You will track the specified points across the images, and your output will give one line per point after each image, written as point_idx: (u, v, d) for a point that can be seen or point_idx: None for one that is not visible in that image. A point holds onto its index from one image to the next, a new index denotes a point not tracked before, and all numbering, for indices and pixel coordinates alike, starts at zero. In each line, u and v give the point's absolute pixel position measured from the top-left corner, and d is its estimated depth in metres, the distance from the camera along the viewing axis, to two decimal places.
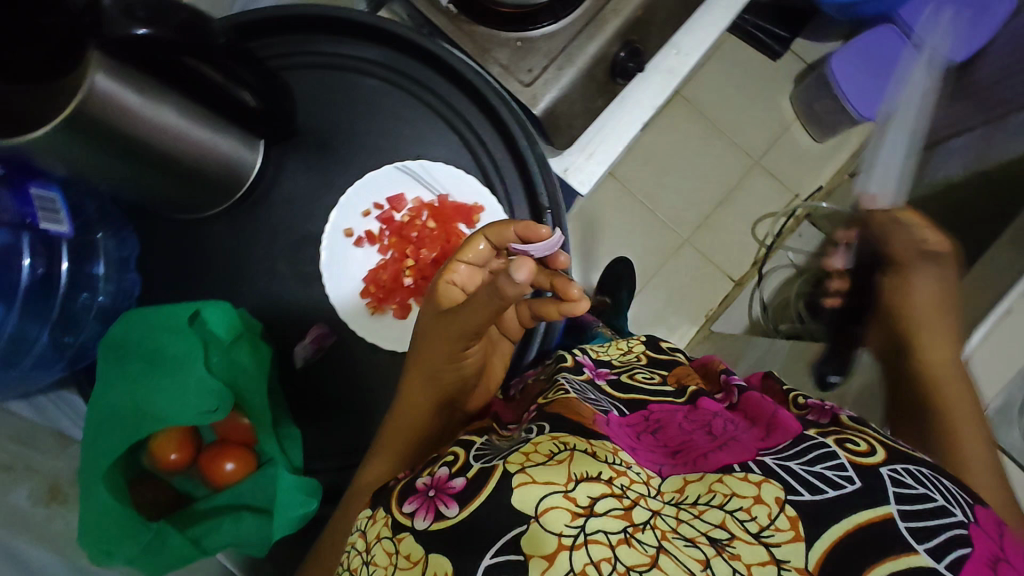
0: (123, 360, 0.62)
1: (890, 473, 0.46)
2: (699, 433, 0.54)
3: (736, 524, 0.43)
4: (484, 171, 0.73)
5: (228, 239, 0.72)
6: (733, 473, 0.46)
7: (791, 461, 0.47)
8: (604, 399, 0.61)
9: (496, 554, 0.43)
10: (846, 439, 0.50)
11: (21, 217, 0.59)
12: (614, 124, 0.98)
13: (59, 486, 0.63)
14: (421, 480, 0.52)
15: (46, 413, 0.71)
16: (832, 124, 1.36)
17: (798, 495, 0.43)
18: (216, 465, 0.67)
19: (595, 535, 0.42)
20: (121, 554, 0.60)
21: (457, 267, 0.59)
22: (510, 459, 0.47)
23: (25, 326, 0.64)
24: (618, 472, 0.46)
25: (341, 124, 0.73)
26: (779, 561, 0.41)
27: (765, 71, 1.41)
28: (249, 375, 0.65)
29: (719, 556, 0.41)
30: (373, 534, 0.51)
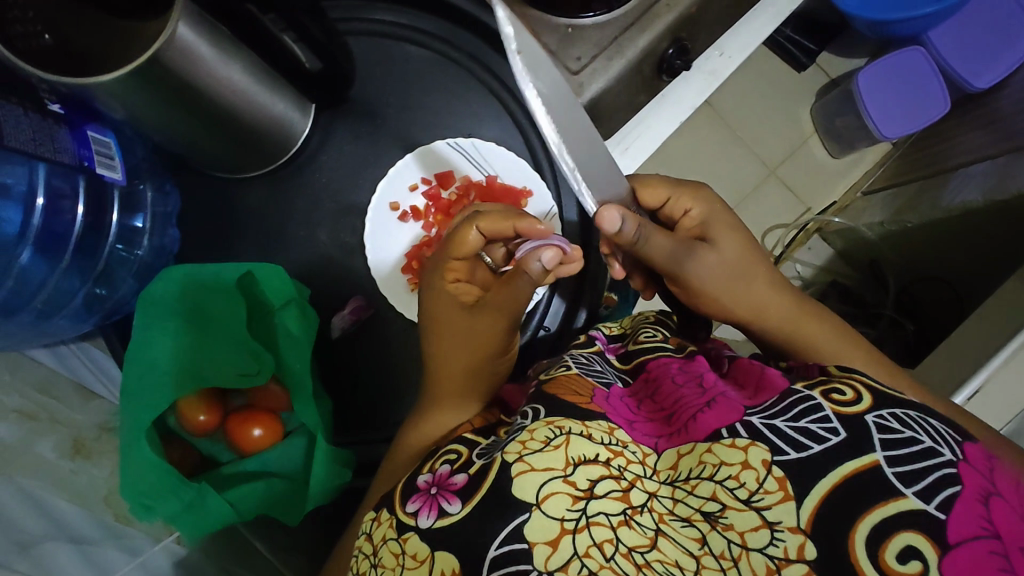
0: (163, 318, 0.64)
1: (875, 419, 0.44)
2: (689, 389, 0.54)
3: (728, 494, 0.44)
4: (535, 156, 0.72)
5: (266, 202, 0.70)
6: (721, 440, 0.46)
7: (775, 419, 0.46)
8: (609, 371, 0.62)
9: (502, 544, 0.45)
10: (832, 389, 0.47)
11: (81, 161, 0.56)
12: (653, 120, 0.98)
13: (81, 441, 0.62)
14: (422, 478, 0.52)
15: (69, 363, 0.70)
16: (850, 141, 1.37)
17: (783, 455, 0.44)
18: (244, 429, 0.68)
19: (596, 517, 0.44)
20: (160, 509, 0.60)
21: (452, 265, 0.60)
22: (507, 448, 0.49)
23: (69, 277, 0.63)
24: (615, 452, 0.48)
25: (391, 95, 0.72)
26: (771, 523, 0.42)
27: (789, 81, 1.41)
28: (293, 341, 0.67)
29: (714, 530, 0.43)
30: (379, 536, 0.51)
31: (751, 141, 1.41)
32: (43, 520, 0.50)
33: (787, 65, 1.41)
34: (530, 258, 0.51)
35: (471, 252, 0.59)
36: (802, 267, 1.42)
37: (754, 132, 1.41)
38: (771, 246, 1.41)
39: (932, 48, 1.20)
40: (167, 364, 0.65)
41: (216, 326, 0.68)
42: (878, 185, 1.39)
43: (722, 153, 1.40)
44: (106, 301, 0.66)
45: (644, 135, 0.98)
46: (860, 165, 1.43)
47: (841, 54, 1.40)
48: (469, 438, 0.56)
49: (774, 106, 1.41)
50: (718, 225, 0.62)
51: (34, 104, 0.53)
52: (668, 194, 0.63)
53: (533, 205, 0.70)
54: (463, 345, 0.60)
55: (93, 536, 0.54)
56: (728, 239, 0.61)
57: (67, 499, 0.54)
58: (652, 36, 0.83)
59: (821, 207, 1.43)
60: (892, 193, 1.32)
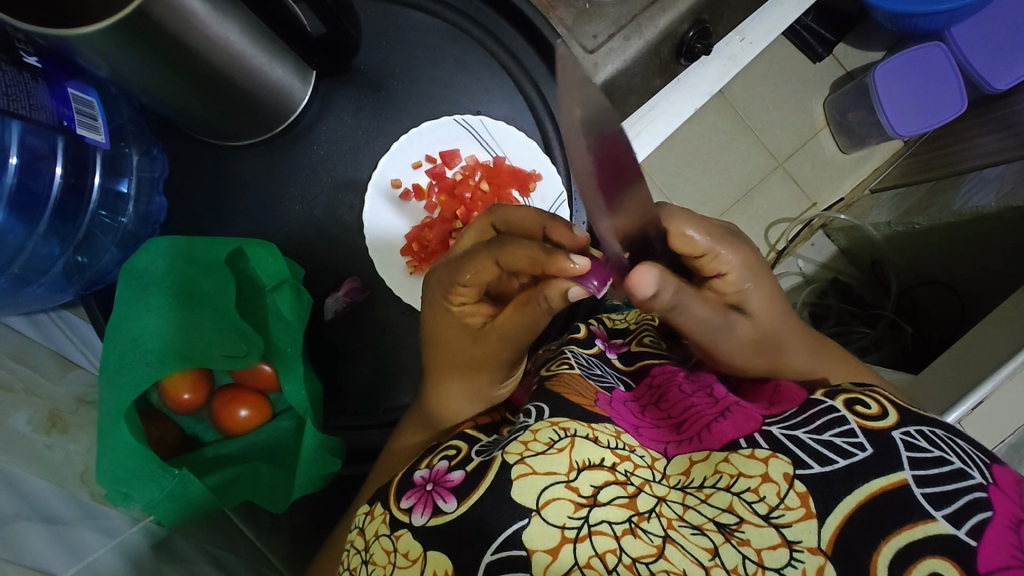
0: (146, 291, 0.62)
1: (902, 437, 0.43)
2: (699, 398, 0.52)
3: (744, 507, 0.41)
4: (545, 135, 0.69)
5: (259, 173, 0.67)
6: (738, 450, 0.44)
7: (797, 429, 0.44)
8: (610, 374, 0.59)
9: (499, 550, 0.42)
10: (856, 400, 0.46)
11: (60, 120, 0.52)
12: (666, 106, 0.94)
13: (58, 414, 0.59)
14: (419, 473, 0.50)
15: (48, 332, 0.67)
16: (862, 137, 1.33)
17: (806, 469, 0.42)
18: (229, 412, 0.66)
19: (598, 526, 0.41)
20: (138, 496, 0.58)
21: (459, 290, 0.52)
22: (508, 449, 0.46)
23: (47, 243, 0.59)
24: (621, 457, 0.46)
25: (395, 64, 0.68)
26: (791, 542, 0.39)
27: (804, 71, 1.37)
28: (285, 324, 0.65)
29: (727, 543, 0.40)
30: (371, 531, 0.49)
31: (762, 132, 1.37)
32: (11, 498, 0.47)
33: (803, 54, 1.36)
34: (557, 292, 0.46)
35: (483, 280, 0.50)
36: (804, 264, 1.39)
37: (765, 123, 1.37)
38: (773, 241, 1.37)
39: (953, 45, 1.16)
40: (154, 343, 0.62)
41: (204, 306, 0.65)
42: (888, 183, 1.36)
43: (731, 144, 1.36)
44: (86, 270, 0.62)
45: (656, 120, 0.94)
46: (870, 163, 1.39)
47: (858, 45, 1.36)
48: (470, 434, 0.55)
49: (788, 98, 1.37)
50: (755, 285, 0.54)
51: (9, 55, 0.48)
52: (707, 246, 0.50)
53: (541, 189, 0.68)
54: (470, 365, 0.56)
55: (64, 516, 0.51)
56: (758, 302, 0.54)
57: (40, 476, 0.51)
58: (674, 16, 0.78)
59: (827, 203, 1.40)
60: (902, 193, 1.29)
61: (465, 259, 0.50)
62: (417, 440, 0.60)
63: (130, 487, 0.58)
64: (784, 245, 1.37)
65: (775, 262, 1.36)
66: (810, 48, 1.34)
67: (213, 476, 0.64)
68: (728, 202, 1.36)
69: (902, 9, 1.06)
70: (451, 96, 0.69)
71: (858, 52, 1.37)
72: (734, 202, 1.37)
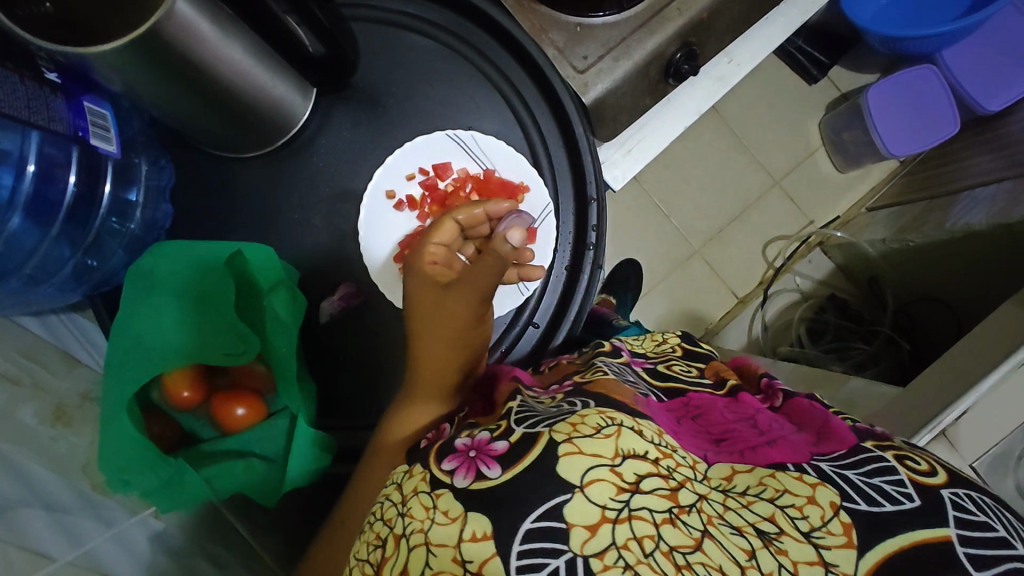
0: (150, 292, 0.65)
1: (951, 496, 0.45)
2: (742, 426, 0.56)
3: (787, 521, 0.44)
4: (533, 150, 0.72)
5: (263, 183, 0.71)
6: (787, 471, 0.49)
7: (847, 470, 0.48)
8: (644, 383, 0.62)
9: (540, 519, 0.42)
10: (907, 457, 0.50)
11: (75, 131, 0.56)
12: (657, 125, 1.01)
13: (64, 408, 0.62)
14: (460, 440, 0.50)
15: (57, 332, 0.70)
16: (857, 156, 1.36)
17: (853, 504, 0.45)
18: (227, 409, 0.69)
19: (639, 511, 0.43)
20: (136, 485, 0.60)
21: (429, 249, 0.66)
22: (555, 428, 0.46)
23: (59, 245, 0.62)
24: (664, 454, 0.47)
25: (394, 82, 0.72)
26: (828, 563, 0.41)
27: (796, 94, 1.41)
28: (279, 325, 0.66)
29: (765, 548, 0.42)
30: (409, 488, 0.49)
31: (755, 150, 1.40)
32: (14, 486, 0.50)
33: (798, 77, 1.40)
34: (500, 238, 0.61)
35: (450, 238, 0.67)
36: (801, 280, 1.40)
37: (760, 143, 1.40)
38: (771, 258, 1.39)
39: (944, 66, 1.20)
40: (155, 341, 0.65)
41: (205, 305, 0.67)
42: (884, 204, 1.38)
43: (726, 162, 1.40)
44: (95, 272, 0.66)
45: (647, 139, 1.01)
46: (867, 182, 1.42)
47: (853, 68, 1.40)
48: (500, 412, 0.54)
49: (781, 117, 1.41)
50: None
51: (32, 72, 0.52)
52: None
53: (528, 202, 0.70)
54: (436, 333, 0.62)
55: (67, 505, 0.54)
56: None
57: (45, 466, 0.54)
58: None
59: (825, 221, 1.42)
60: (896, 211, 1.30)
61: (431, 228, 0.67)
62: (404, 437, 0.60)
63: (130, 476, 0.60)
64: (782, 262, 1.39)
65: (771, 279, 1.38)
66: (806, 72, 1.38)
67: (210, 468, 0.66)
68: (724, 219, 1.39)
69: (896, 34, 1.10)
70: (445, 113, 0.73)
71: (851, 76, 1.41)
72: (728, 220, 1.40)
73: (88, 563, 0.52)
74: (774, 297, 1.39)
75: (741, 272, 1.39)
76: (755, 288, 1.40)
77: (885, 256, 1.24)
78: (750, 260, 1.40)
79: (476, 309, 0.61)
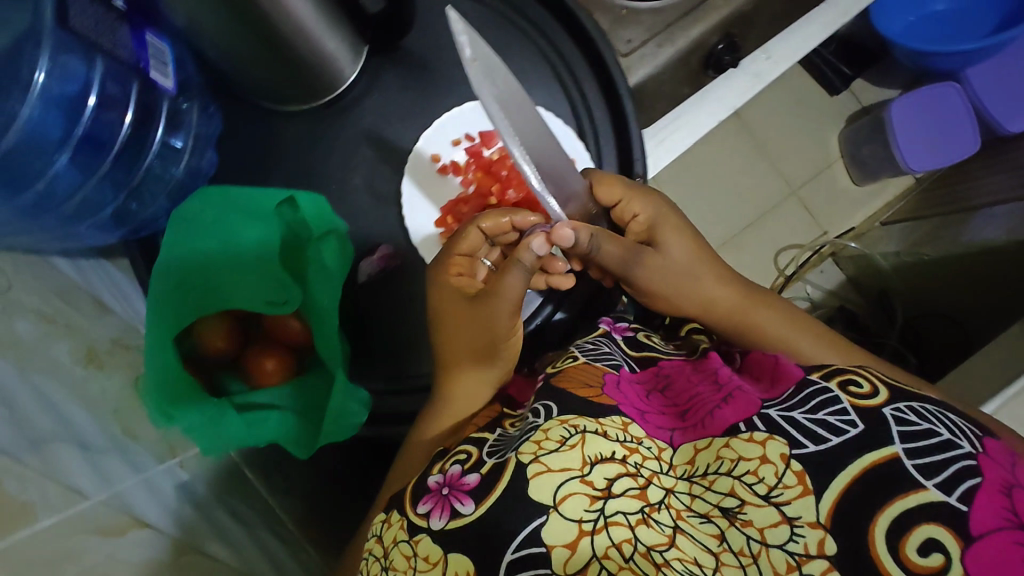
0: (198, 233, 0.67)
1: (893, 412, 0.50)
2: (704, 386, 0.61)
3: (745, 489, 0.50)
4: (579, 123, 0.73)
5: (306, 142, 0.71)
6: (738, 434, 0.53)
7: (793, 411, 0.52)
8: (617, 353, 0.70)
9: (518, 549, 0.50)
10: (850, 381, 0.53)
11: (137, 62, 0.59)
12: (690, 115, 1.00)
13: (94, 352, 0.61)
14: (433, 479, 0.57)
15: (87, 275, 0.68)
16: (875, 171, 1.36)
17: (801, 448, 0.49)
18: (257, 363, 0.69)
19: (613, 517, 0.50)
20: (182, 420, 0.63)
21: (453, 260, 0.66)
22: (523, 449, 0.54)
23: (102, 187, 0.63)
24: (630, 450, 0.55)
25: (444, 46, 0.71)
26: (791, 519, 0.47)
27: (819, 103, 1.41)
28: (326, 274, 0.67)
29: (733, 526, 0.49)
30: (390, 537, 0.57)
31: (776, 156, 1.40)
32: (51, 418, 0.50)
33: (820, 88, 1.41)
34: (523, 248, 0.58)
35: (474, 247, 0.66)
36: (812, 289, 1.38)
37: (781, 150, 1.41)
38: (782, 266, 1.38)
39: (968, 87, 1.23)
40: (198, 275, 0.68)
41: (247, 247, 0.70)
42: (898, 218, 1.37)
43: (747, 167, 1.40)
44: (131, 215, 0.67)
45: (680, 130, 1.00)
46: (880, 198, 1.41)
47: (875, 82, 1.40)
48: (476, 437, 0.62)
49: (803, 125, 1.41)
50: (664, 227, 0.70)
51: None
52: (621, 195, 0.69)
53: None
54: (466, 338, 0.65)
55: (100, 444, 0.54)
56: (672, 242, 0.70)
57: (77, 404, 0.54)
58: (705, 28, 0.87)
59: (838, 231, 1.41)
60: (908, 226, 1.32)
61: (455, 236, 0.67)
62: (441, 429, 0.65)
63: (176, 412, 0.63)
64: (793, 270, 1.38)
65: (782, 285, 1.36)
66: (828, 81, 1.39)
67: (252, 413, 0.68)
68: (743, 226, 1.39)
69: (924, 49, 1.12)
70: None
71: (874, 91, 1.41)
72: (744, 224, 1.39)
73: (119, 503, 0.51)
74: None
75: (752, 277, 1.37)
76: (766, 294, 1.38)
77: (898, 269, 1.30)
78: (763, 265, 1.38)
79: (510, 321, 0.61)
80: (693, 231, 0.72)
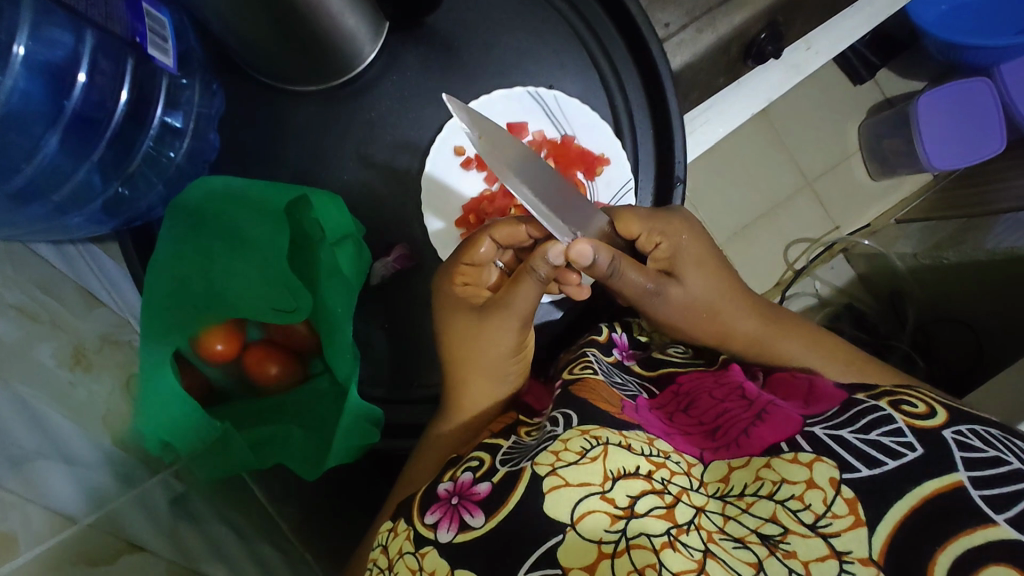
0: (201, 232, 0.63)
1: (955, 436, 0.47)
2: (733, 403, 0.58)
3: (789, 516, 0.44)
4: (616, 117, 0.67)
5: (318, 126, 0.66)
6: (781, 454, 0.48)
7: (843, 429, 0.48)
8: (632, 382, 0.65)
9: (532, 570, 0.45)
10: (903, 402, 0.51)
11: (133, 35, 0.53)
12: (723, 108, 0.94)
13: (82, 351, 0.56)
14: (443, 487, 0.53)
15: (74, 263, 0.63)
16: (894, 166, 1.28)
17: (854, 472, 0.45)
18: (261, 367, 0.66)
19: (637, 539, 0.45)
20: (185, 449, 0.59)
21: (460, 269, 0.62)
22: (540, 459, 0.49)
23: (90, 174, 0.59)
24: (657, 465, 0.50)
25: (472, 27, 0.66)
26: (840, 553, 0.42)
27: (842, 95, 1.33)
28: (341, 280, 0.62)
29: (772, 555, 0.43)
30: (395, 548, 0.52)
31: (794, 150, 1.32)
32: (34, 434, 0.45)
33: (845, 76, 1.32)
34: (538, 257, 0.55)
35: (483, 258, 0.62)
36: (820, 286, 1.30)
37: (800, 141, 1.32)
38: (790, 260, 1.30)
39: (999, 83, 1.17)
40: (200, 287, 0.64)
41: (252, 249, 0.65)
42: (915, 216, 1.31)
43: (765, 156, 1.31)
44: (125, 204, 0.62)
45: (711, 122, 0.94)
46: (897, 192, 1.34)
47: (903, 73, 1.32)
48: (490, 442, 0.58)
49: (824, 118, 1.33)
50: (686, 258, 0.64)
51: None
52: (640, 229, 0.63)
53: (608, 174, 0.66)
54: (475, 360, 0.61)
55: (88, 459, 0.49)
56: (694, 276, 0.64)
57: (62, 414, 0.49)
58: (750, 15, 0.80)
59: (850, 227, 1.33)
60: (930, 226, 1.24)
61: (466, 243, 0.63)
62: (449, 444, 0.61)
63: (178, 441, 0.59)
64: (802, 265, 1.30)
65: (790, 280, 1.28)
66: (853, 70, 1.30)
67: (257, 431, 0.64)
68: (752, 215, 1.31)
69: (955, 40, 1.06)
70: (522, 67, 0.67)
71: (900, 82, 1.33)
72: (757, 216, 1.31)
73: (112, 526, 0.47)
74: (793, 299, 1.28)
75: (759, 271, 1.30)
76: (772, 289, 1.30)
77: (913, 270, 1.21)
78: (771, 259, 1.30)
79: (517, 333, 0.59)
80: (718, 256, 0.66)
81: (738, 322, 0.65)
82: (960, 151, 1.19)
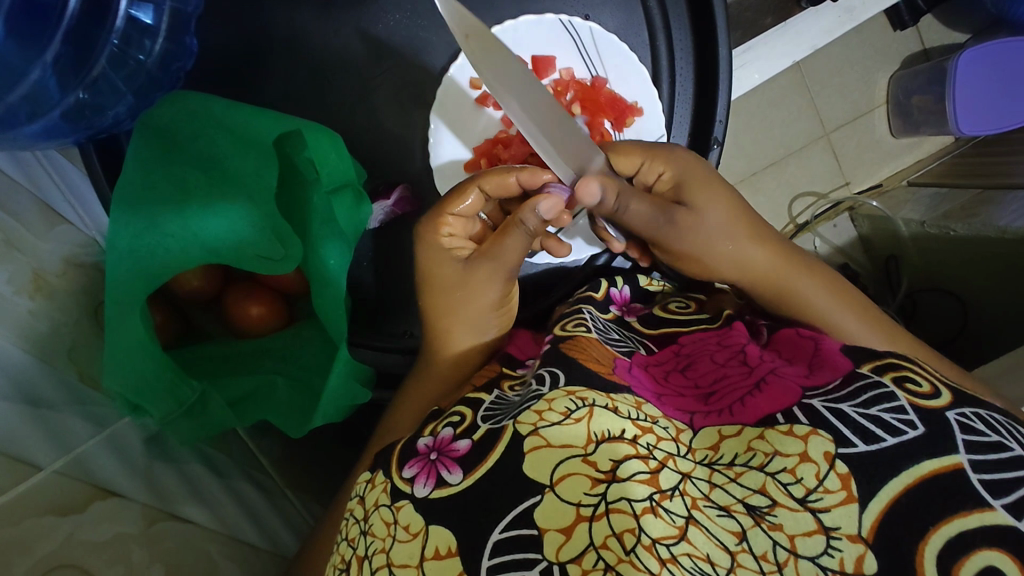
0: (175, 161, 0.56)
1: (957, 417, 0.42)
2: (732, 368, 0.51)
3: (778, 488, 0.40)
4: (655, 64, 0.65)
5: (318, 35, 0.61)
6: (775, 425, 0.43)
7: (841, 402, 0.43)
8: (630, 338, 0.59)
9: (507, 529, 0.41)
10: (906, 378, 0.45)
11: None
12: (767, 51, 0.85)
13: (43, 276, 0.50)
14: (422, 441, 0.48)
15: (30, 170, 0.56)
16: (917, 124, 1.21)
17: (850, 447, 0.40)
18: (241, 307, 0.62)
19: (617, 503, 0.40)
20: (155, 411, 0.54)
21: (446, 221, 0.57)
22: (520, 419, 0.45)
23: (47, 75, 0.52)
24: (643, 429, 0.44)
25: None
26: (828, 528, 0.38)
27: (883, 39, 1.20)
28: (332, 230, 0.57)
29: (757, 526, 0.39)
30: (371, 501, 0.48)
31: (817, 93, 1.21)
32: None
33: (886, 18, 1.19)
34: (528, 209, 0.53)
35: (473, 209, 0.58)
36: (821, 243, 1.24)
37: (826, 86, 1.21)
38: (794, 214, 1.24)
39: None
40: (168, 212, 0.55)
41: (235, 186, 0.58)
42: (927, 179, 1.24)
43: (785, 103, 1.21)
44: (89, 111, 0.54)
45: (748, 65, 0.85)
46: (914, 153, 1.27)
47: (946, 21, 1.21)
48: (473, 398, 0.53)
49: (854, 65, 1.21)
50: (691, 182, 0.59)
51: None
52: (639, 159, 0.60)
53: (639, 126, 0.64)
54: (462, 310, 0.58)
55: (53, 399, 0.46)
56: (709, 200, 0.59)
57: (21, 348, 0.45)
58: None
59: (860, 185, 1.27)
60: (942, 194, 1.17)
61: (454, 191, 0.58)
62: (428, 397, 0.58)
63: (147, 401, 0.53)
64: (806, 219, 1.23)
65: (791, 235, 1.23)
66: (897, 12, 1.16)
67: (227, 382, 0.60)
68: (762, 163, 1.22)
69: None
70: None
71: (941, 31, 1.22)
72: (767, 164, 1.22)
73: (79, 468, 0.44)
74: None
75: None
76: None
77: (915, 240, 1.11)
78: (775, 212, 1.24)
79: (502, 288, 0.57)
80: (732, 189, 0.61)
81: (757, 257, 0.59)
82: (994, 113, 1.08)
